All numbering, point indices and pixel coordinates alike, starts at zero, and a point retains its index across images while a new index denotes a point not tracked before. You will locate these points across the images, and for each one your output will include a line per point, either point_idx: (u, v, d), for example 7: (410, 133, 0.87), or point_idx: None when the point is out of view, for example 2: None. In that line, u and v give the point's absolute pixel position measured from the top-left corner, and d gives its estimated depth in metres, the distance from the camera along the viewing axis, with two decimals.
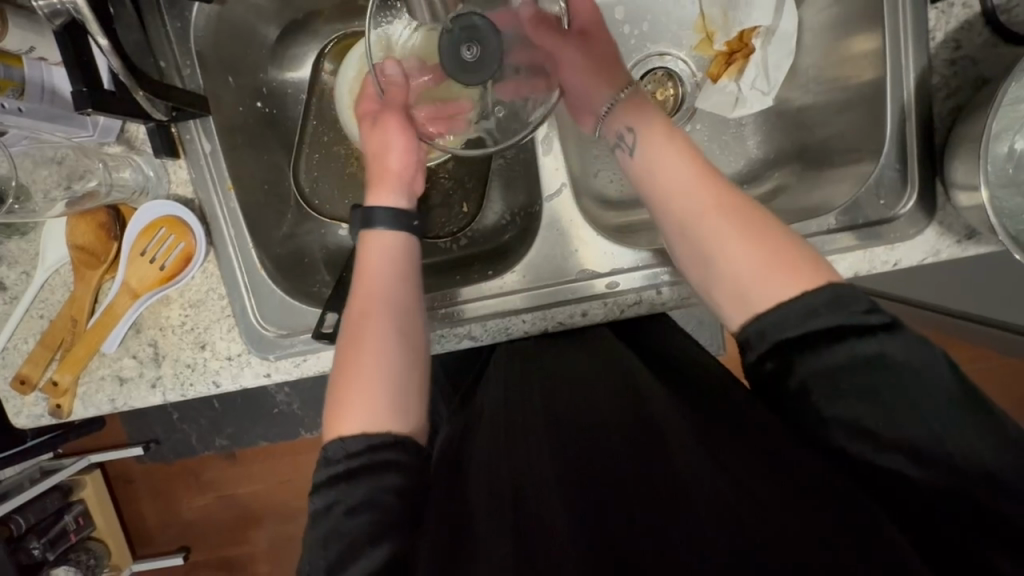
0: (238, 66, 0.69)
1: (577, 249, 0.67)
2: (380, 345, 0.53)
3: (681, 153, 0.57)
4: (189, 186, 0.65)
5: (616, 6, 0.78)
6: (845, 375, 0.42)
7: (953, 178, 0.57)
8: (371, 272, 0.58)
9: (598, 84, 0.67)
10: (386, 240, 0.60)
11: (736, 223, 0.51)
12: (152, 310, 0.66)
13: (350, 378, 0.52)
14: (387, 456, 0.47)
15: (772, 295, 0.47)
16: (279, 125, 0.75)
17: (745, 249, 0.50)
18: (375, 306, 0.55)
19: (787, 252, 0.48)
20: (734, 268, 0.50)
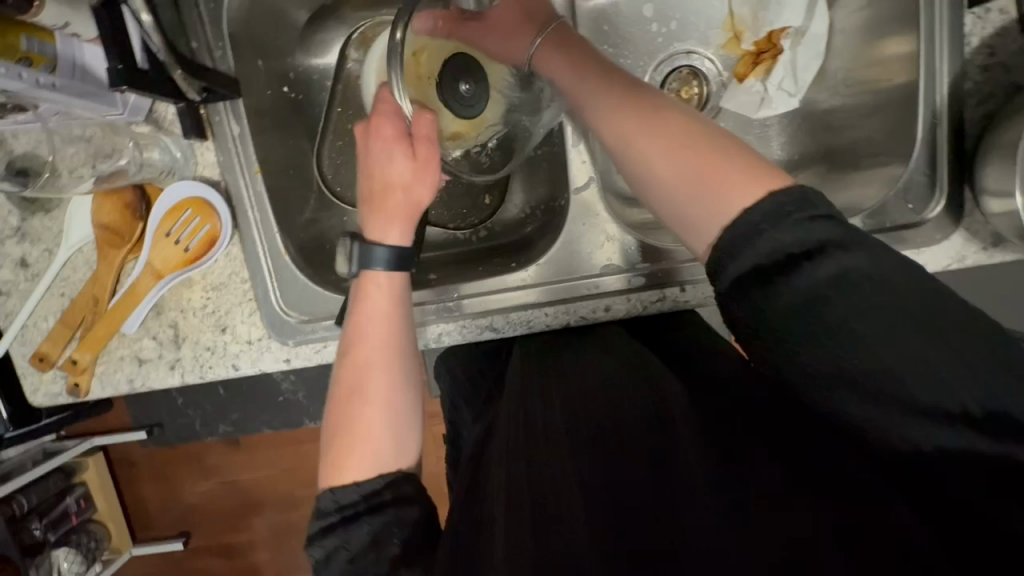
0: (267, 49, 0.69)
1: (602, 244, 0.67)
2: (384, 399, 0.51)
3: (630, 86, 0.52)
4: (215, 168, 0.64)
5: (646, 4, 0.78)
6: (809, 301, 0.38)
7: (983, 186, 0.57)
8: (369, 319, 0.53)
9: (516, 42, 0.64)
10: (382, 275, 0.54)
11: (672, 144, 0.46)
12: (173, 292, 0.66)
13: (349, 436, 0.50)
14: (386, 496, 0.47)
15: (716, 209, 0.43)
16: (304, 110, 0.74)
17: (682, 167, 0.45)
18: (378, 355, 0.53)
19: (727, 160, 0.44)
20: (675, 198, 0.46)
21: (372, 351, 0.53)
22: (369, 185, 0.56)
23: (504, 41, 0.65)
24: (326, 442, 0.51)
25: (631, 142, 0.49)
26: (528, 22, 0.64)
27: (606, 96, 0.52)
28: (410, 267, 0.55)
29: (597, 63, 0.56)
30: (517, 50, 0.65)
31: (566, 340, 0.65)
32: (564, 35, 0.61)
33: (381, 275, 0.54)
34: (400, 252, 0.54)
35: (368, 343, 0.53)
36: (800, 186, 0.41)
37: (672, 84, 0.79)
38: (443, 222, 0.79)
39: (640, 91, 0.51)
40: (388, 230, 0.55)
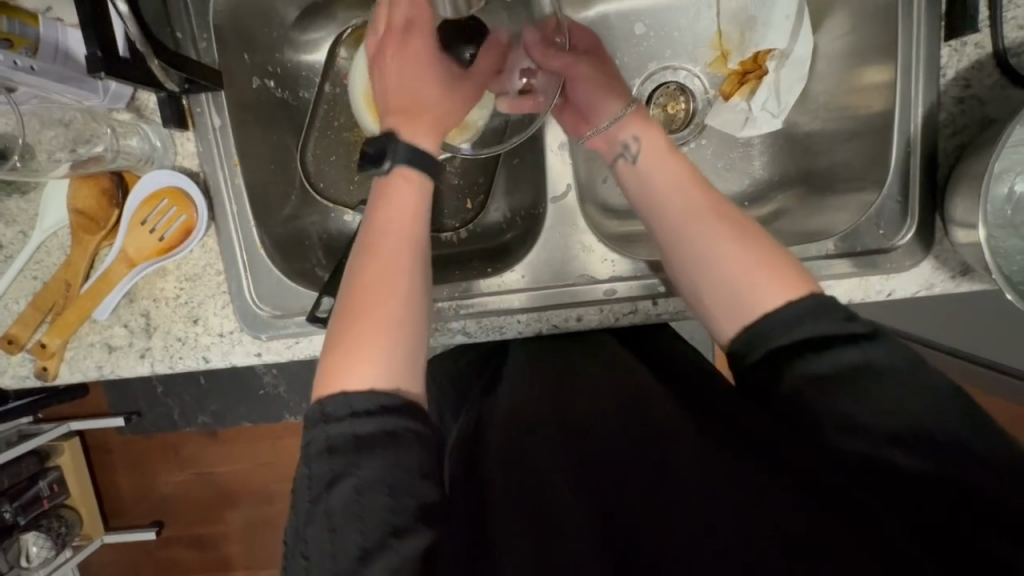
0: (254, 43, 0.69)
1: (576, 255, 0.67)
2: (403, 291, 0.48)
3: (692, 170, 0.58)
4: (195, 159, 0.64)
5: (636, 22, 0.79)
6: (834, 379, 0.43)
7: (952, 216, 0.58)
8: (400, 214, 0.52)
9: (605, 101, 0.67)
10: (414, 180, 0.55)
11: (737, 238, 0.51)
12: (147, 281, 0.66)
13: (362, 324, 0.47)
14: (403, 422, 0.42)
15: (758, 301, 0.48)
16: (290, 106, 0.75)
17: (739, 262, 0.50)
18: (401, 248, 0.51)
19: (774, 260, 0.49)
20: (722, 273, 0.50)
21: (398, 244, 0.51)
22: (405, 93, 0.60)
23: (591, 95, 0.68)
24: (332, 339, 0.47)
25: (700, 227, 0.53)
26: (613, 91, 0.68)
27: (665, 169, 0.58)
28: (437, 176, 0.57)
29: (664, 145, 0.60)
30: (604, 107, 0.66)
31: (542, 349, 0.65)
32: (646, 116, 0.64)
33: (416, 176, 0.55)
34: (416, 151, 0.56)
35: (395, 237, 0.51)
36: (833, 295, 0.47)
37: (658, 100, 0.80)
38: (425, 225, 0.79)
39: (699, 175, 0.57)
40: (420, 137, 0.58)
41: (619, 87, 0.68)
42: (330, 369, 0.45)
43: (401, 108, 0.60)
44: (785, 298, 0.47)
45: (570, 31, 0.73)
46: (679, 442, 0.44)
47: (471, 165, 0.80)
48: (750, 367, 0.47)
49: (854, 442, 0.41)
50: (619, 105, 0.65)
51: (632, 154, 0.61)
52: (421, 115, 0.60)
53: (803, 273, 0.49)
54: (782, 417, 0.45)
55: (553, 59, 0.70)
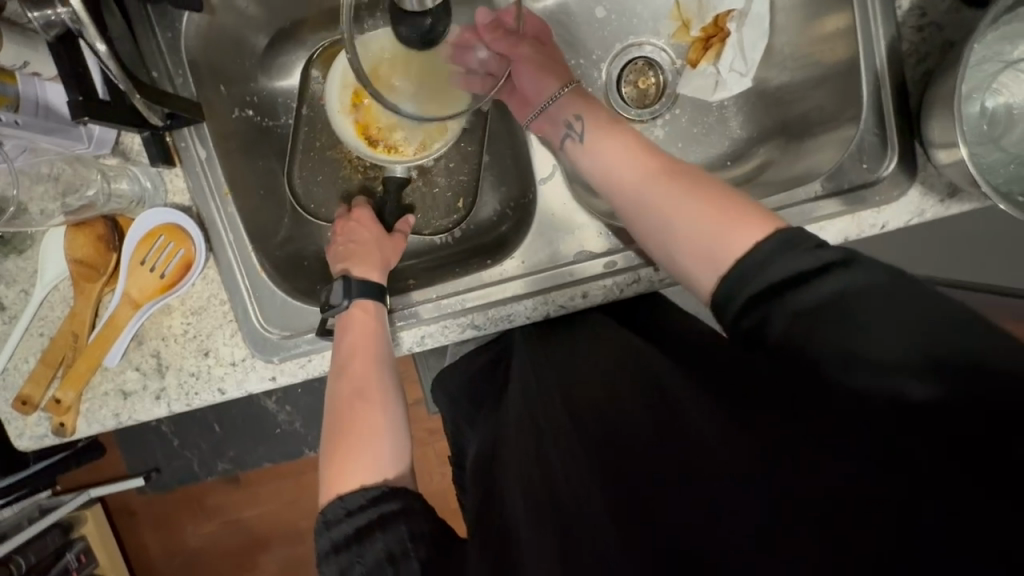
0: (229, 75, 0.70)
1: (571, 235, 0.67)
2: (380, 400, 0.56)
3: (637, 140, 0.58)
4: (186, 194, 0.65)
5: (596, 6, 0.81)
6: (819, 314, 0.40)
7: (931, 139, 0.59)
8: (362, 338, 0.60)
9: (546, 78, 0.67)
10: (371, 305, 0.62)
11: (691, 191, 0.51)
12: (153, 321, 0.66)
13: (347, 441, 0.53)
14: (394, 506, 0.46)
15: (732, 245, 0.46)
16: (270, 132, 0.76)
17: (692, 211, 0.50)
18: (369, 365, 0.58)
19: (733, 206, 0.48)
20: (687, 229, 0.49)
21: (368, 364, 0.59)
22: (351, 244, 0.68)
23: (533, 74, 0.68)
24: (325, 459, 0.54)
25: (651, 188, 0.53)
26: (553, 70, 0.67)
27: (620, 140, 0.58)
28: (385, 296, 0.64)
29: (607, 117, 0.61)
30: (547, 84, 0.67)
31: (553, 336, 0.66)
32: (583, 92, 0.65)
33: (373, 305, 0.62)
34: (365, 284, 0.63)
35: (363, 358, 0.59)
36: (800, 228, 0.44)
37: (628, 77, 0.82)
38: (418, 230, 0.80)
39: (643, 143, 0.57)
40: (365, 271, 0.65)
41: (559, 65, 0.68)
42: (328, 480, 0.52)
43: (346, 252, 0.67)
44: (751, 240, 0.45)
45: (520, 14, 0.72)
46: (696, 417, 0.45)
47: (455, 165, 0.81)
48: (733, 323, 0.44)
49: (863, 381, 0.37)
50: (558, 83, 0.66)
51: (580, 129, 0.62)
52: (363, 255, 0.66)
53: (765, 215, 0.47)
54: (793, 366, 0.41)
55: (497, 44, 0.71)
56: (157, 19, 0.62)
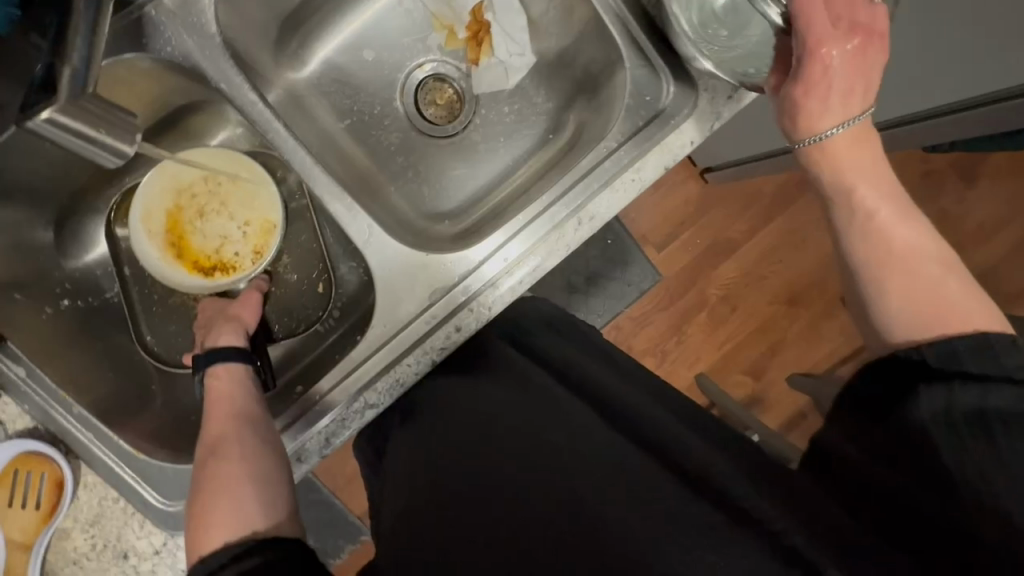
0: (23, 282, 0.67)
1: (419, 278, 0.66)
2: (241, 455, 0.55)
3: (892, 192, 0.53)
4: (26, 416, 0.62)
5: (362, 51, 0.80)
6: (969, 419, 0.44)
7: (684, 52, 0.59)
8: (219, 403, 0.60)
9: (823, 111, 0.53)
10: (229, 371, 0.63)
11: (929, 267, 0.52)
12: (55, 551, 0.62)
13: (206, 502, 0.52)
14: (254, 561, 0.44)
15: (935, 327, 0.50)
16: (102, 310, 0.73)
17: (920, 287, 0.51)
18: (229, 424, 0.58)
19: (961, 297, 0.50)
20: (892, 289, 0.52)
21: (226, 422, 0.58)
22: (209, 322, 0.69)
23: (812, 96, 0.53)
24: (193, 523, 0.52)
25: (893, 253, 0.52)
26: (853, 92, 0.53)
27: (907, 224, 0.52)
28: (248, 360, 0.64)
29: (879, 174, 0.53)
30: (822, 116, 0.53)
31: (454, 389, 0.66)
32: (869, 136, 0.53)
33: (224, 369, 0.63)
34: (237, 351, 0.64)
35: (221, 421, 0.58)
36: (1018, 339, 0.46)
37: (426, 98, 0.82)
38: (293, 330, 0.78)
39: (903, 203, 0.53)
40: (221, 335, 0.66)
41: (872, 80, 0.53)
42: (197, 548, 0.50)
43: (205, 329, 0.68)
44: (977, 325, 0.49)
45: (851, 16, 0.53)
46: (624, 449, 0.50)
47: (297, 253, 0.79)
48: (878, 368, 0.50)
49: (957, 468, 0.43)
50: (845, 108, 0.53)
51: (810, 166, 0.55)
52: (219, 323, 0.68)
53: (988, 318, 0.50)
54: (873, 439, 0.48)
55: (829, 30, 0.52)
56: None
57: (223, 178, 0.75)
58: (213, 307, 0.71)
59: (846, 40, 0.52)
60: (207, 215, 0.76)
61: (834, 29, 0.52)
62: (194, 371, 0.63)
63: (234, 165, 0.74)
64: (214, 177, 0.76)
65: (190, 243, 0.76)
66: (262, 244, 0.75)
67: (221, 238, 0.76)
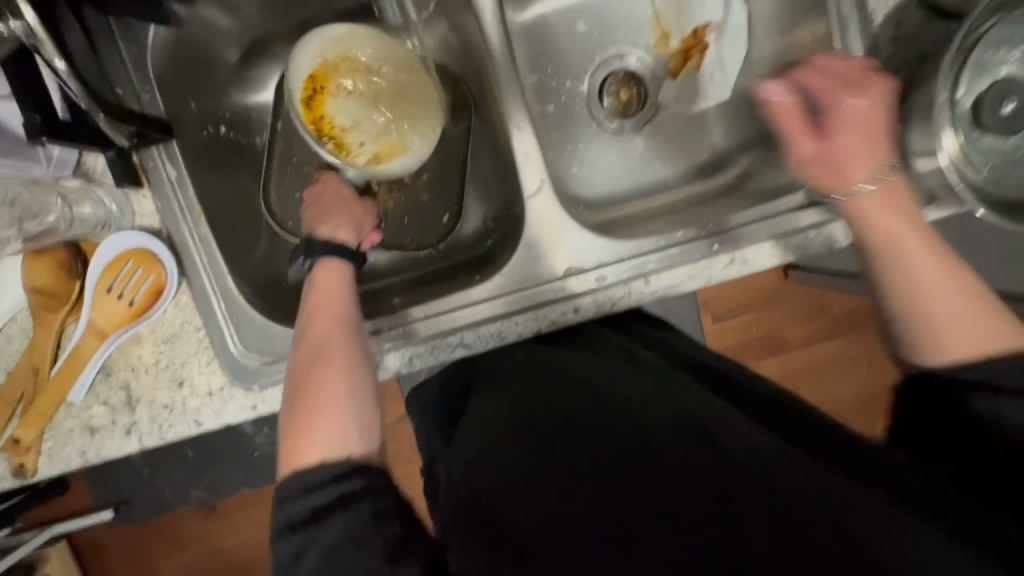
0: (199, 90, 0.67)
1: (560, 248, 0.66)
2: (345, 366, 0.52)
3: None
4: (155, 217, 0.62)
5: (577, 20, 0.80)
6: None
7: (909, 148, 0.59)
8: (323, 299, 0.56)
9: (864, 163, 0.56)
10: (332, 266, 0.60)
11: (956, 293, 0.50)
12: (121, 351, 0.62)
13: (309, 407, 0.49)
14: (356, 484, 0.44)
15: (972, 337, 0.50)
16: (244, 150, 0.73)
17: (954, 301, 0.50)
18: (336, 330, 0.54)
19: (985, 319, 0.50)
20: (941, 322, 0.50)
21: (329, 324, 0.55)
22: (319, 207, 0.67)
23: (858, 149, 0.56)
24: (285, 422, 0.50)
25: (919, 279, 0.51)
26: (873, 155, 0.56)
27: None
28: (353, 259, 0.62)
29: None
30: (861, 169, 0.56)
31: (547, 354, 0.65)
32: None
33: (334, 263, 0.60)
34: (343, 246, 0.62)
35: (322, 321, 0.55)
36: None
37: (610, 88, 0.82)
38: (402, 245, 0.77)
39: None
40: (329, 226, 0.64)
41: (886, 147, 0.56)
42: (286, 449, 0.48)
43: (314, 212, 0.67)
44: (1007, 347, 0.49)
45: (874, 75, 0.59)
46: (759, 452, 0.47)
47: (436, 175, 0.78)
48: None
49: None
50: (878, 166, 0.56)
51: None
52: (333, 213, 0.66)
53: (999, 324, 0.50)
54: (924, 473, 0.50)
55: (823, 85, 0.60)
56: (121, 31, 0.59)
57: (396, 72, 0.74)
58: (326, 193, 0.69)
59: (858, 100, 0.57)
60: (354, 92, 0.73)
61: (838, 86, 0.59)
62: (307, 254, 0.61)
63: (416, 70, 0.74)
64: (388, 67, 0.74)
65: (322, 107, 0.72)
66: (387, 151, 0.73)
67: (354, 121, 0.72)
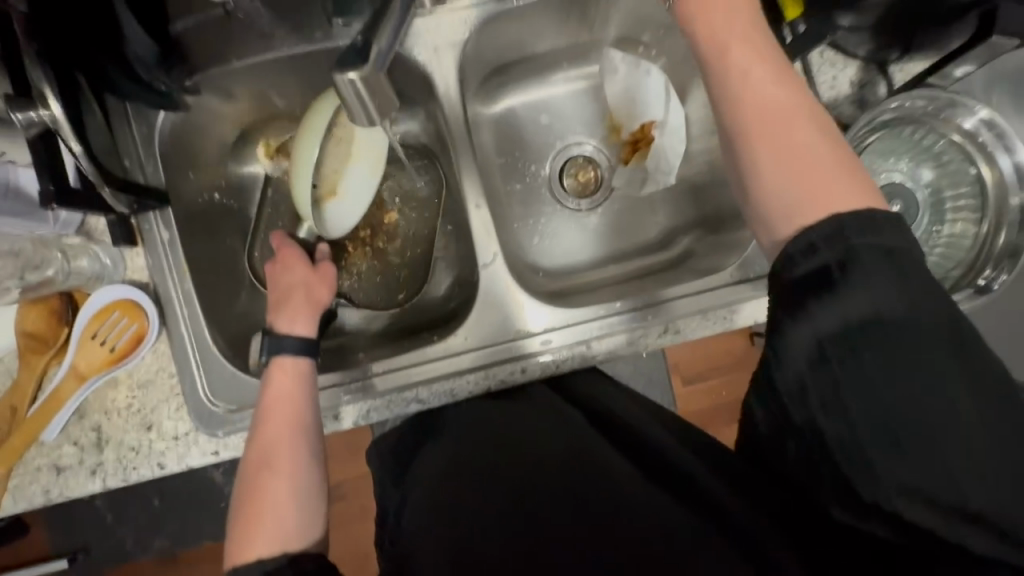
0: (198, 162, 0.76)
1: (509, 314, 0.73)
2: (289, 471, 0.57)
3: None
4: (145, 271, 0.69)
5: (541, 113, 0.91)
6: None
7: None
8: (277, 400, 0.60)
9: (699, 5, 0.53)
10: (288, 361, 0.63)
11: (791, 145, 0.47)
12: (97, 394, 0.67)
13: (256, 512, 0.55)
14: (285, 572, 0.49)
15: (793, 206, 0.46)
16: (234, 213, 0.81)
17: (778, 153, 0.47)
18: (283, 432, 0.59)
19: (816, 176, 0.46)
20: (763, 163, 0.48)
21: (280, 427, 0.59)
22: (280, 290, 0.70)
23: None
24: (235, 519, 0.56)
25: (761, 139, 0.48)
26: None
27: None
28: (315, 354, 0.65)
29: None
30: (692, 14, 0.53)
31: (490, 412, 0.70)
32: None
33: (288, 361, 0.63)
34: (304, 343, 0.64)
35: (274, 424, 0.59)
36: None
37: (570, 170, 0.92)
38: (372, 305, 0.84)
39: None
40: (293, 321, 0.67)
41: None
42: (234, 545, 0.55)
43: (277, 298, 0.69)
44: (835, 209, 0.44)
45: None
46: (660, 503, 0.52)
47: (408, 241, 0.86)
48: None
49: None
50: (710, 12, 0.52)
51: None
52: (288, 301, 0.68)
53: (843, 191, 0.45)
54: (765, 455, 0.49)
55: None
56: (134, 114, 0.69)
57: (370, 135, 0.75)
58: (287, 274, 0.71)
59: None
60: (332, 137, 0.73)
61: None
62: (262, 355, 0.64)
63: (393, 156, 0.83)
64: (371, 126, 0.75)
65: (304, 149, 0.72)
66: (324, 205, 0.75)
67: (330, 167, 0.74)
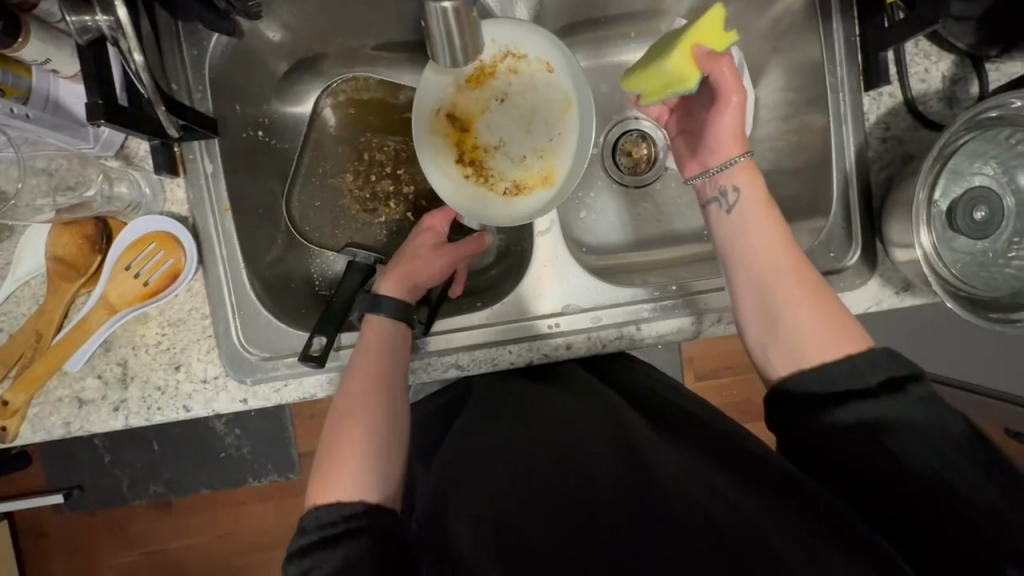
0: (245, 95, 0.72)
1: (559, 286, 0.70)
2: (371, 423, 0.57)
3: None
4: (184, 205, 0.65)
5: (603, 83, 0.87)
6: None
7: (891, 237, 0.65)
8: (366, 355, 0.61)
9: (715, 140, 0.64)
10: (382, 320, 0.63)
11: (797, 287, 0.55)
12: (126, 328, 0.64)
13: (337, 458, 0.56)
14: (359, 522, 0.50)
15: (818, 353, 0.52)
16: (276, 154, 0.77)
17: (798, 301, 0.54)
18: (366, 381, 0.59)
19: (837, 320, 0.53)
20: (791, 319, 0.54)
21: (365, 380, 0.59)
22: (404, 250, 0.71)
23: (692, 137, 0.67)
24: (317, 463, 0.57)
25: (779, 278, 0.56)
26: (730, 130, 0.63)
27: None
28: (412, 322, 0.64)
29: None
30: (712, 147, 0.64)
31: (530, 387, 0.66)
32: None
33: (379, 321, 0.63)
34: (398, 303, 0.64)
35: (360, 377, 0.60)
36: None
37: (624, 146, 0.88)
38: None
39: None
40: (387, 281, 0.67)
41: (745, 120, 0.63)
42: (315, 488, 0.55)
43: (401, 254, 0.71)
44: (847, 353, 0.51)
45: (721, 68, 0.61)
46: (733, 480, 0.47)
47: None
48: None
49: None
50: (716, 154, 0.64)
51: None
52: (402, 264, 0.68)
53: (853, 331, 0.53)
54: (827, 443, 0.49)
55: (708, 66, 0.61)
56: (185, 36, 0.64)
57: (547, 106, 0.74)
58: (423, 240, 0.72)
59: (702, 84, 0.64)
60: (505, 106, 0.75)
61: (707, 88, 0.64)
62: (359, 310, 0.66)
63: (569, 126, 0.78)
64: (545, 94, 0.74)
65: (471, 123, 0.75)
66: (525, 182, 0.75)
67: (501, 140, 0.76)
